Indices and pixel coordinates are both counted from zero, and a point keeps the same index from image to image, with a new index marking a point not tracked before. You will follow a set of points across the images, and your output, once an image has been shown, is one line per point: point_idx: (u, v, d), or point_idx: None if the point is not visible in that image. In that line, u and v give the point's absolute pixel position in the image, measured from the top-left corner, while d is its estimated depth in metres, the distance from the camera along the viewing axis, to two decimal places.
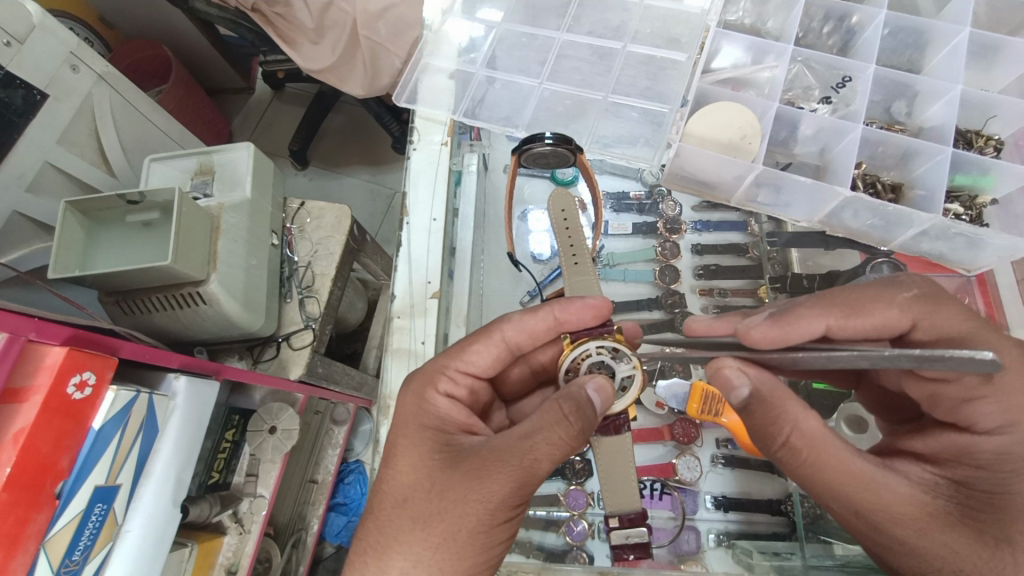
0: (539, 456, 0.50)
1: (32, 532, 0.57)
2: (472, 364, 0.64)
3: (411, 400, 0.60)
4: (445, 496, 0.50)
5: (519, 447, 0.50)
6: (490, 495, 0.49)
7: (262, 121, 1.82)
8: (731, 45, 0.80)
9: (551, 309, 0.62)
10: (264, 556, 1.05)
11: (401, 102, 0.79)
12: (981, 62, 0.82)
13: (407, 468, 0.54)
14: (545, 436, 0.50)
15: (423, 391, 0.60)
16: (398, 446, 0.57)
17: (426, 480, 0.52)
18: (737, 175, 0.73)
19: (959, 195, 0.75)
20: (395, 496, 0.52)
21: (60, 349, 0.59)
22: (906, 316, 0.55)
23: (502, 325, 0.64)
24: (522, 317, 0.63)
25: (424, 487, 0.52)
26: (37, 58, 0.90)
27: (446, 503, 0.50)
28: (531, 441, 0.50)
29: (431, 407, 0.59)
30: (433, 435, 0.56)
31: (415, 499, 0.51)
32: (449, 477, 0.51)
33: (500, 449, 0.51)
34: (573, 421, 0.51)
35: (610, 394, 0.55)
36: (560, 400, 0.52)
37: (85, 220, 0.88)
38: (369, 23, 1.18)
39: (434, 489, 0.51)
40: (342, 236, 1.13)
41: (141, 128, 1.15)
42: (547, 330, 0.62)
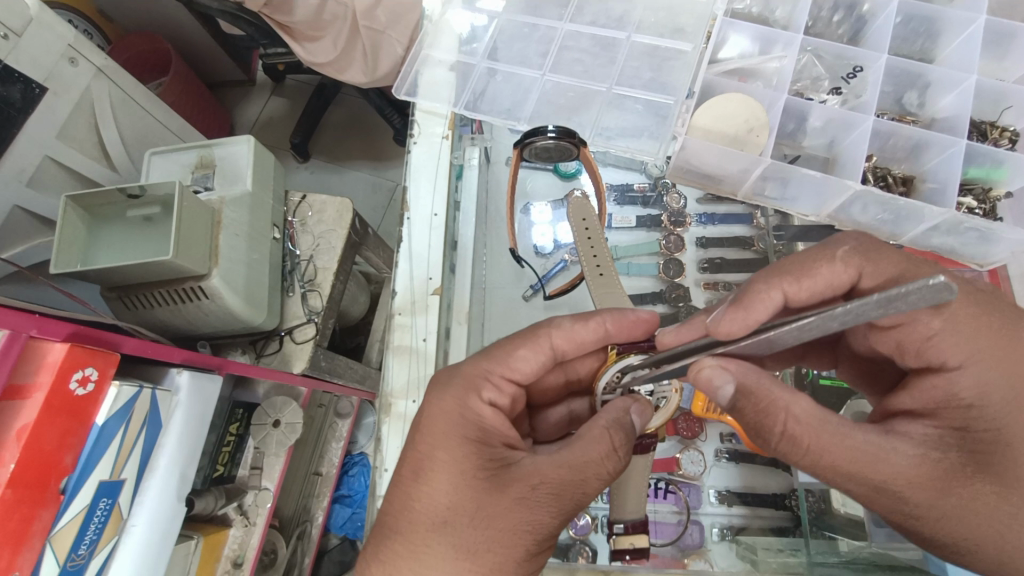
0: (588, 488, 0.51)
1: (37, 528, 0.57)
2: (511, 368, 0.62)
3: (449, 406, 0.58)
4: (494, 524, 0.49)
5: (573, 479, 0.51)
6: (537, 522, 0.50)
7: (262, 114, 1.81)
8: (738, 34, 0.78)
9: (603, 321, 0.63)
10: (269, 548, 1.05)
11: (401, 95, 0.77)
12: (995, 50, 0.80)
13: (444, 486, 0.52)
14: (596, 469, 0.52)
15: (463, 400, 0.58)
16: (432, 459, 0.54)
17: (468, 503, 0.51)
18: (744, 168, 0.71)
19: (972, 188, 0.74)
20: (434, 519, 0.51)
21: (61, 346, 0.59)
22: (850, 268, 0.54)
23: (550, 330, 0.63)
24: (573, 326, 0.62)
25: (467, 511, 0.50)
26: (35, 52, 0.89)
27: (494, 531, 0.49)
28: (580, 469, 0.52)
29: (472, 413, 0.57)
30: (473, 450, 0.54)
31: (456, 524, 0.50)
32: (496, 504, 0.50)
33: (555, 480, 0.51)
34: (620, 456, 0.54)
35: (648, 416, 0.58)
36: (611, 431, 0.54)
37: (87, 216, 0.88)
38: (369, 13, 1.19)
39: (479, 515, 0.50)
40: (343, 230, 1.12)
41: (141, 121, 1.14)
42: (598, 339, 0.63)
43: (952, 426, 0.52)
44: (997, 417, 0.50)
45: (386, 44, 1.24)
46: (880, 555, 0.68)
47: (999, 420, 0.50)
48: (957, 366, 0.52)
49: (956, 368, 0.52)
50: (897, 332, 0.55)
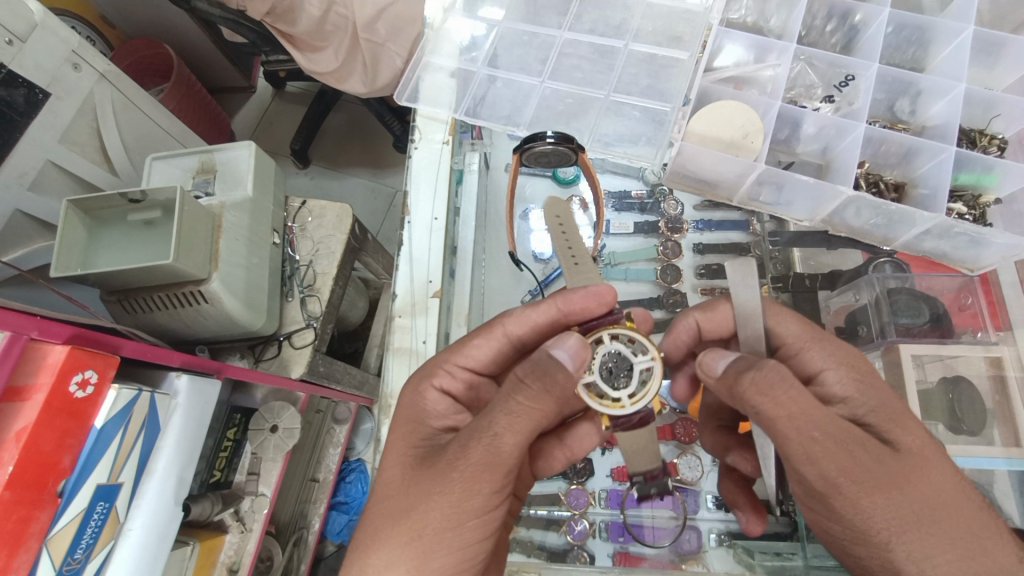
0: (498, 435, 0.48)
1: (35, 531, 0.57)
2: (469, 359, 0.65)
3: (407, 403, 0.62)
4: (415, 489, 0.51)
5: (478, 425, 0.49)
6: (456, 481, 0.49)
7: (263, 120, 1.82)
8: (733, 43, 0.79)
9: (553, 301, 0.61)
10: (265, 555, 1.05)
11: (402, 100, 0.78)
12: (985, 60, 0.81)
13: (387, 471, 0.55)
14: (502, 407, 0.49)
15: (415, 393, 0.62)
16: (385, 451, 0.58)
17: (399, 479, 0.53)
18: (739, 174, 0.73)
19: (962, 195, 0.75)
20: (377, 499, 0.53)
21: (62, 348, 0.59)
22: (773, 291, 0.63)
23: (503, 320, 0.65)
24: (525, 311, 0.63)
25: (398, 485, 0.52)
26: (39, 57, 0.90)
27: (416, 499, 0.50)
28: (487, 419, 0.49)
29: (418, 402, 0.61)
30: (412, 435, 0.58)
31: (389, 498, 0.52)
32: (420, 477, 0.51)
33: (466, 434, 0.50)
34: (530, 388, 0.49)
35: (585, 355, 0.52)
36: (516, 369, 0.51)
37: (87, 219, 0.88)
38: (370, 25, 1.21)
39: (405, 486, 0.52)
40: (343, 235, 1.13)
41: (143, 127, 1.15)
42: (550, 318, 0.62)
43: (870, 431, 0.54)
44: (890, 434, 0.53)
45: (386, 55, 1.25)
46: None
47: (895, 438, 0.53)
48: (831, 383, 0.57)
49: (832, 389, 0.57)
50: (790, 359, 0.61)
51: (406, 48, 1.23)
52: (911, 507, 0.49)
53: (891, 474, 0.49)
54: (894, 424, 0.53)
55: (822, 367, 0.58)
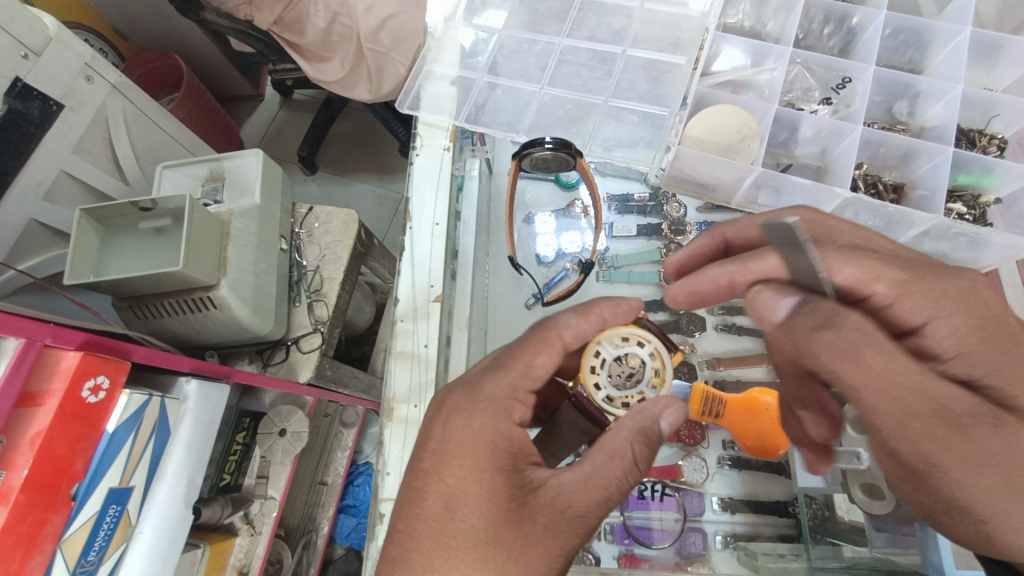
0: (612, 502, 0.51)
1: (48, 533, 0.59)
2: (528, 373, 0.57)
3: (472, 430, 0.52)
4: (518, 553, 0.47)
5: (598, 500, 0.50)
6: (565, 537, 0.49)
7: (271, 128, 1.85)
8: (731, 47, 0.79)
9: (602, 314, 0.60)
10: (275, 557, 1.06)
11: (404, 108, 0.80)
12: (984, 61, 0.81)
13: (480, 516, 0.49)
14: (620, 484, 0.51)
15: (496, 422, 0.53)
16: (462, 493, 0.50)
17: (505, 537, 0.48)
18: (737, 177, 0.73)
19: (962, 195, 0.75)
20: (472, 550, 0.48)
21: (74, 354, 0.60)
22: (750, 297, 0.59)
23: (559, 331, 0.58)
24: (580, 322, 0.59)
25: (505, 546, 0.48)
26: (53, 70, 0.92)
27: (535, 563, 0.47)
28: (606, 482, 0.50)
29: (501, 428, 0.53)
30: (503, 476, 0.51)
31: (495, 560, 0.47)
32: (531, 535, 0.48)
33: (581, 504, 0.49)
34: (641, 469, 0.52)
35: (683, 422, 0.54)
36: (634, 443, 0.51)
37: (100, 228, 0.90)
38: (374, 36, 1.23)
39: (519, 548, 0.48)
40: (349, 240, 1.14)
41: (153, 136, 1.17)
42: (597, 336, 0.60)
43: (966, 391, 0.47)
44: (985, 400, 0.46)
45: (389, 65, 1.27)
46: (880, 560, 0.69)
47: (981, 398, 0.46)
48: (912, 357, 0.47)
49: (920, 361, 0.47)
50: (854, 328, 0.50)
51: (410, 54, 1.25)
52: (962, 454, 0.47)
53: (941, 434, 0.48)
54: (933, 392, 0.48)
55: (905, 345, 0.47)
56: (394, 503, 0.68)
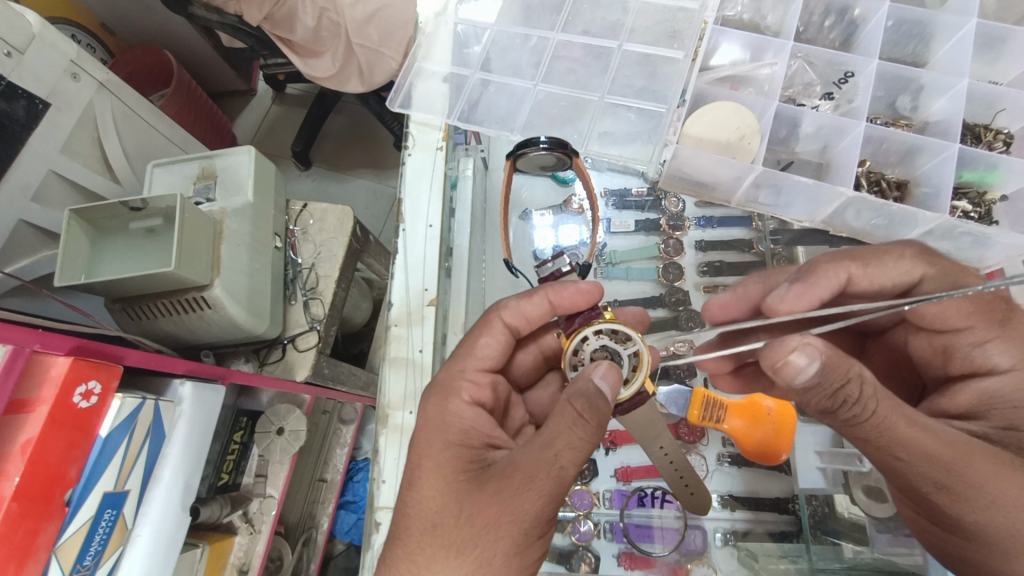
0: (565, 463, 0.48)
1: (43, 541, 0.58)
2: (480, 357, 0.64)
3: (430, 414, 0.57)
4: (474, 521, 0.48)
5: (545, 459, 0.48)
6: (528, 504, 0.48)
7: (264, 123, 1.83)
8: (729, 42, 0.78)
9: (545, 293, 0.63)
10: (276, 555, 1.06)
11: (396, 107, 0.77)
12: (988, 53, 0.80)
13: (431, 488, 0.51)
14: (566, 440, 0.49)
15: (447, 402, 0.58)
16: (420, 467, 0.54)
17: (453, 504, 0.50)
18: (736, 176, 0.72)
19: (966, 192, 0.74)
20: (426, 517, 0.50)
21: (64, 361, 0.59)
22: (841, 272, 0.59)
23: (500, 312, 0.65)
24: (519, 303, 0.64)
25: (452, 512, 0.49)
26: (38, 69, 0.90)
27: (479, 529, 0.48)
28: (557, 447, 0.48)
29: (450, 408, 0.57)
30: (455, 451, 0.54)
31: (443, 525, 0.49)
32: (475, 502, 0.49)
33: (527, 464, 0.48)
34: (588, 420, 0.49)
35: (617, 378, 0.53)
36: (570, 399, 0.50)
37: (90, 229, 0.89)
38: (362, 30, 1.20)
39: (464, 514, 0.49)
40: (344, 238, 1.13)
41: (144, 134, 1.15)
42: (543, 312, 0.64)
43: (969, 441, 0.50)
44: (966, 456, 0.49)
45: (380, 61, 1.24)
46: (881, 560, 0.69)
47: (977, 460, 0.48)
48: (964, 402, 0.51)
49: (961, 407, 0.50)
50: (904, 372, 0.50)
51: (400, 50, 1.21)
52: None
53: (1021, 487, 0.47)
54: (954, 452, 0.48)
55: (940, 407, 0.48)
56: (391, 511, 0.68)
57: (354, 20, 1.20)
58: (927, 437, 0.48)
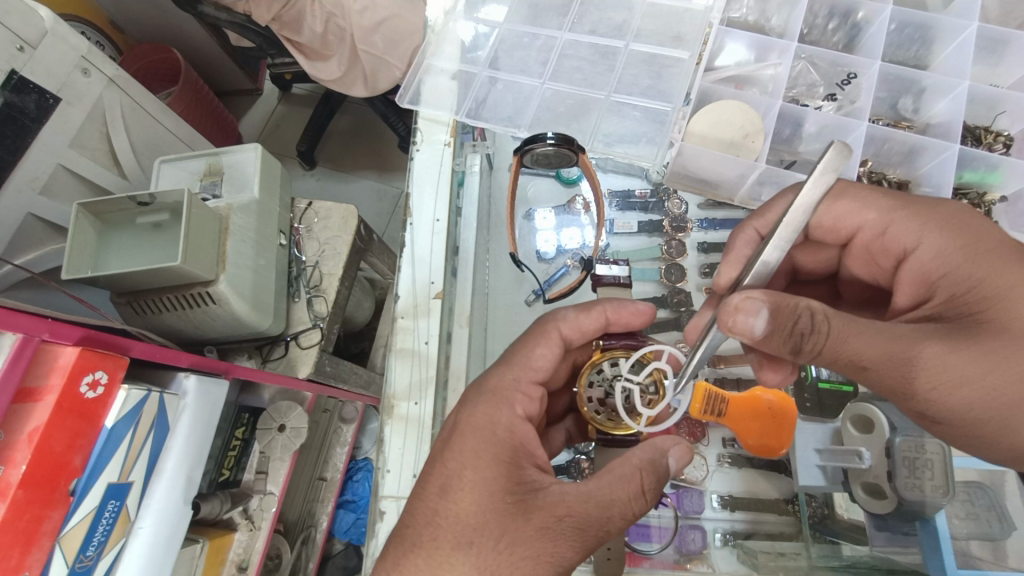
0: (611, 527, 0.50)
1: (47, 529, 0.59)
2: (533, 367, 0.62)
3: (481, 422, 0.55)
4: (515, 550, 0.47)
5: (599, 517, 0.49)
6: (561, 545, 0.48)
7: (269, 123, 1.84)
8: (734, 42, 0.79)
9: (603, 309, 0.65)
10: (274, 553, 1.06)
11: (404, 103, 0.78)
12: (989, 57, 0.81)
13: (472, 503, 0.50)
14: (621, 508, 0.50)
15: (497, 416, 0.56)
16: (462, 477, 0.51)
17: (493, 526, 0.48)
18: (740, 174, 0.73)
19: (967, 192, 0.75)
20: (462, 530, 0.49)
21: (72, 350, 0.60)
22: (750, 231, 0.64)
23: (557, 321, 0.64)
24: (578, 316, 0.63)
25: (492, 534, 0.48)
26: (49, 64, 0.91)
27: (516, 559, 0.47)
28: (610, 510, 0.50)
29: (505, 422, 0.55)
30: (502, 470, 0.52)
31: (481, 547, 0.48)
32: (518, 531, 0.48)
33: (580, 513, 0.49)
34: (648, 496, 0.52)
35: (686, 461, 0.55)
36: (643, 473, 0.52)
37: (97, 223, 0.90)
38: (368, 37, 1.21)
39: (504, 541, 0.48)
40: (348, 235, 1.14)
41: (151, 129, 1.16)
42: (597, 327, 0.64)
43: (946, 299, 0.54)
44: (970, 274, 0.52)
45: (384, 67, 1.25)
46: (880, 559, 0.69)
47: (976, 274, 0.52)
48: (919, 246, 0.57)
49: (919, 248, 0.57)
50: (863, 242, 0.63)
51: (404, 60, 1.22)
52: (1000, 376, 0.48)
53: (988, 358, 0.48)
54: (912, 341, 0.49)
55: (916, 242, 0.57)
56: (395, 501, 0.68)
57: (361, 26, 1.21)
58: (879, 337, 0.49)
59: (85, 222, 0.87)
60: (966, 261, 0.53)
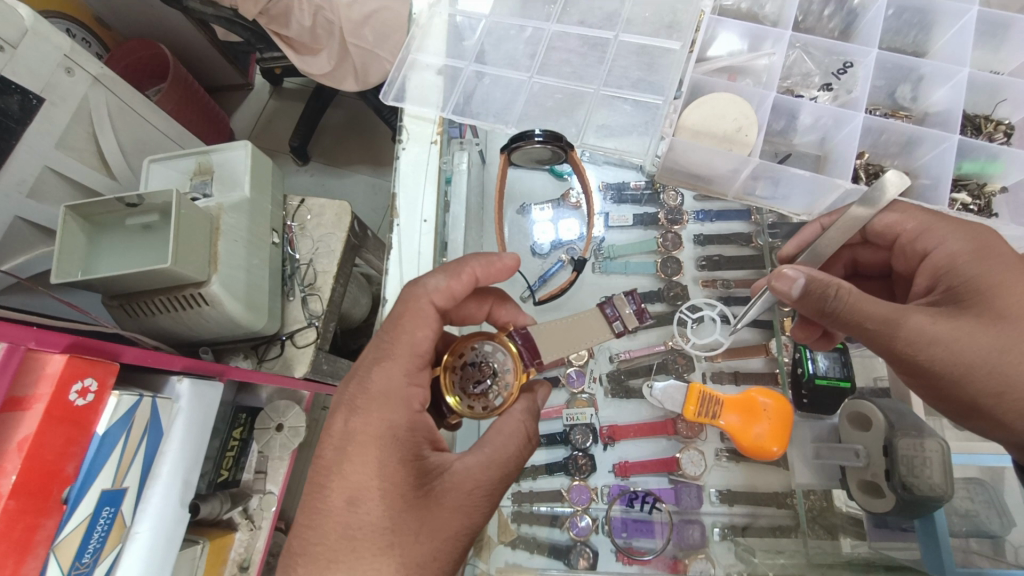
0: (505, 478, 0.56)
1: (41, 537, 0.58)
2: (417, 350, 0.58)
3: (376, 428, 0.53)
4: (433, 533, 0.51)
5: (496, 476, 0.55)
6: (471, 512, 0.53)
7: (261, 119, 1.82)
8: (727, 31, 0.77)
9: (472, 270, 0.62)
10: (276, 551, 1.07)
11: (389, 100, 0.77)
12: (990, 42, 0.79)
13: (387, 507, 0.50)
14: (513, 460, 0.57)
15: (393, 415, 0.54)
16: (369, 486, 0.51)
17: (409, 522, 0.51)
18: (734, 168, 0.70)
19: (966, 184, 0.73)
20: (376, 537, 0.50)
21: (60, 358, 0.59)
22: (813, 225, 0.71)
23: (423, 289, 0.59)
24: (448, 282, 0.60)
25: (411, 528, 0.50)
26: (31, 63, 0.89)
27: (439, 541, 0.51)
28: (502, 464, 0.56)
29: (402, 421, 0.54)
30: (407, 470, 0.52)
31: (403, 543, 0.50)
32: (434, 518, 0.51)
33: (478, 477, 0.54)
34: (529, 442, 0.59)
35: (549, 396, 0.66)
36: (523, 422, 0.59)
37: (87, 225, 0.89)
38: (356, 30, 1.19)
39: (423, 529, 0.51)
40: (342, 233, 1.12)
41: (139, 128, 1.15)
42: (467, 290, 0.62)
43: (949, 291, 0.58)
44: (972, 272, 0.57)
45: (373, 61, 1.23)
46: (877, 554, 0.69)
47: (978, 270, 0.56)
48: (941, 246, 0.60)
49: (941, 247, 0.60)
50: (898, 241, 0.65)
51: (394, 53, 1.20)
52: (999, 357, 0.53)
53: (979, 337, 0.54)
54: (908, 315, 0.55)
55: (936, 244, 0.60)
56: None
57: (349, 20, 1.19)
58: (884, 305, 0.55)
59: (73, 225, 0.86)
60: (972, 259, 0.57)
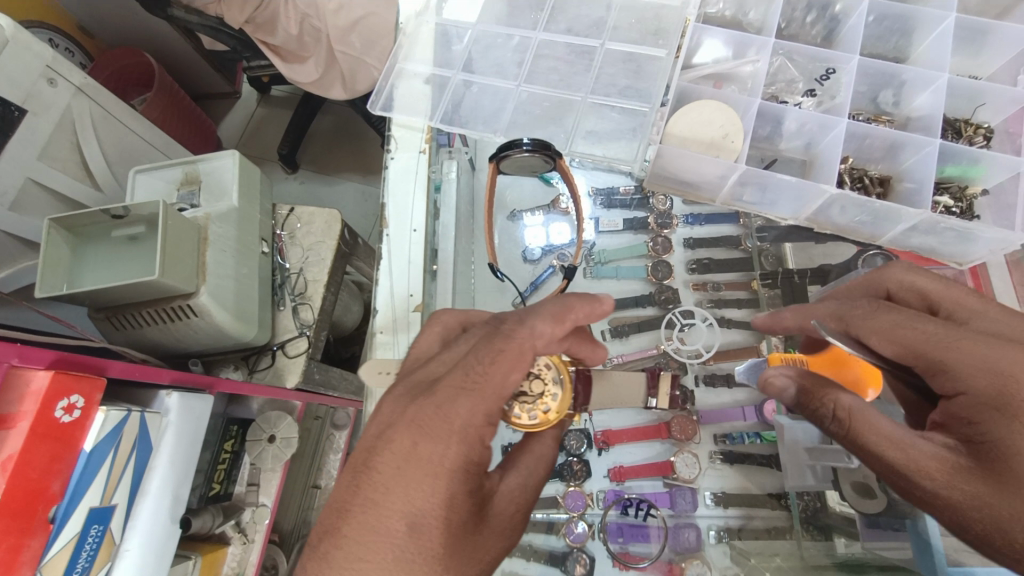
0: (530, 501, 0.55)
1: (27, 558, 0.57)
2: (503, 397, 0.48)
3: (453, 451, 0.46)
4: (477, 555, 0.47)
5: (528, 499, 0.54)
6: (506, 534, 0.51)
7: (249, 127, 1.81)
8: (712, 39, 0.78)
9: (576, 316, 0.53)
10: (269, 563, 1.05)
11: (377, 110, 0.76)
12: (970, 47, 0.80)
13: (446, 534, 0.45)
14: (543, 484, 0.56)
15: (469, 445, 0.47)
16: (431, 513, 0.44)
17: (463, 546, 0.46)
18: (720, 175, 0.72)
19: (948, 186, 0.74)
20: (433, 568, 0.44)
21: (44, 375, 0.58)
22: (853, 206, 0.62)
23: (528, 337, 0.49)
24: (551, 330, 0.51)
25: (464, 554, 0.46)
26: (13, 74, 0.88)
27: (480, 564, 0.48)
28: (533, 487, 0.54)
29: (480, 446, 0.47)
30: (469, 493, 0.46)
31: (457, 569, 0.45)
32: (480, 541, 0.48)
33: (515, 501, 0.52)
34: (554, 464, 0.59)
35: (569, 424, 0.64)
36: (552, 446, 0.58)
37: (71, 237, 0.88)
38: (344, 38, 1.18)
39: (472, 554, 0.47)
40: (331, 242, 1.12)
41: (124, 138, 1.13)
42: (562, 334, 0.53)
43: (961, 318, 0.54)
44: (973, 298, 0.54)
45: (361, 69, 1.22)
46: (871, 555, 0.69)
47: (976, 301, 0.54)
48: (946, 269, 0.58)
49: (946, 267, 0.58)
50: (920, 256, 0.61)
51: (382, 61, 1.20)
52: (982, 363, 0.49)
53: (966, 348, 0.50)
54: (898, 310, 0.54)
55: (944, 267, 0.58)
56: None
57: (335, 28, 1.18)
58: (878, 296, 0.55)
59: (57, 237, 0.85)
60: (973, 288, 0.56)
